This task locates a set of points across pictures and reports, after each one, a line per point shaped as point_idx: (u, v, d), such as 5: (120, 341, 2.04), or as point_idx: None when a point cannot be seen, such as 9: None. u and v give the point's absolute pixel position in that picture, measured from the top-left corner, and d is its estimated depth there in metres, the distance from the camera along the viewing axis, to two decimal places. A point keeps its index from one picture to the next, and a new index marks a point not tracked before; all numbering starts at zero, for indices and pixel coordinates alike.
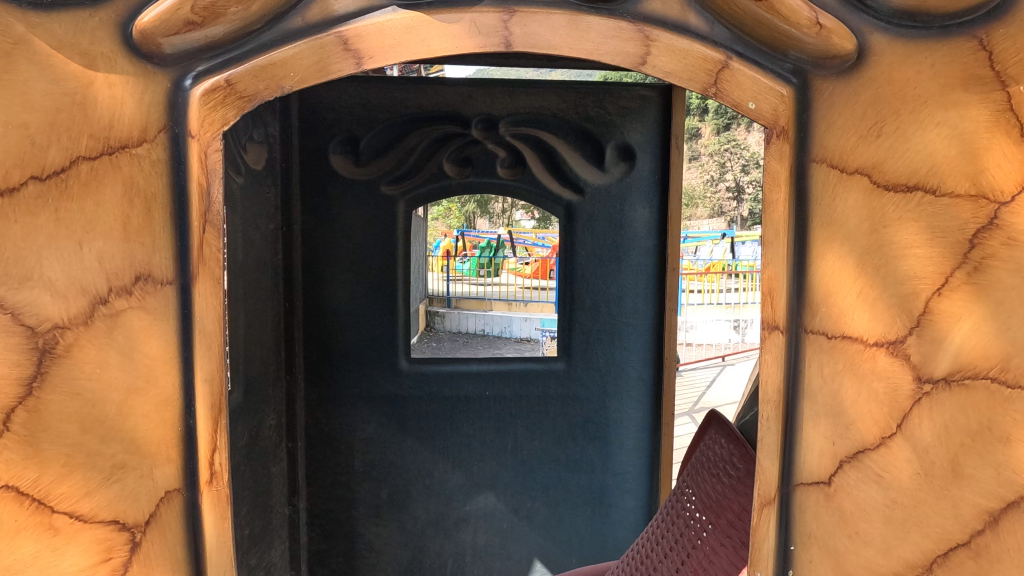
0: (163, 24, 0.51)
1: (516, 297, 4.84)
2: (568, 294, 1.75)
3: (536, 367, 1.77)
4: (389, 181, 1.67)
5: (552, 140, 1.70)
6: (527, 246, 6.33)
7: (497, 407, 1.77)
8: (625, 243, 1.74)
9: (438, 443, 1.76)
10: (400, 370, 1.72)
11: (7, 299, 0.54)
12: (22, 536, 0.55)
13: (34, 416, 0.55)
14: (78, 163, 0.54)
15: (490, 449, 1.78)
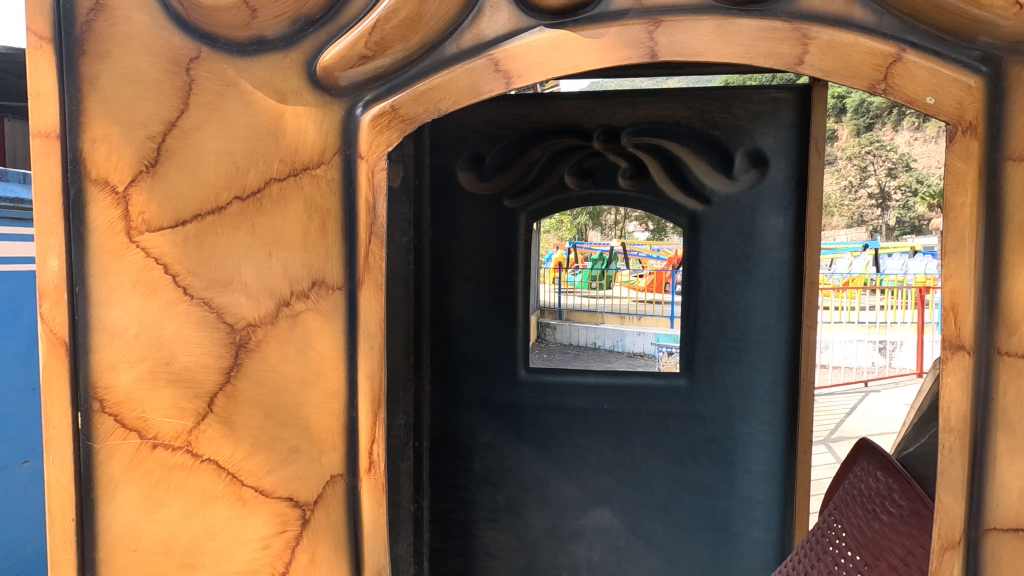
0: (342, 60, 0.58)
1: (629, 311, 4.72)
2: (690, 307, 1.69)
3: (656, 382, 1.72)
4: (512, 195, 1.73)
5: (675, 149, 1.66)
6: (641, 258, 6.18)
7: (614, 421, 1.74)
8: (755, 255, 1.64)
9: (554, 453, 1.77)
10: (518, 379, 1.76)
11: (214, 300, 0.64)
12: (219, 503, 0.66)
13: (230, 401, 0.65)
14: (270, 184, 0.62)
15: (607, 464, 1.75)
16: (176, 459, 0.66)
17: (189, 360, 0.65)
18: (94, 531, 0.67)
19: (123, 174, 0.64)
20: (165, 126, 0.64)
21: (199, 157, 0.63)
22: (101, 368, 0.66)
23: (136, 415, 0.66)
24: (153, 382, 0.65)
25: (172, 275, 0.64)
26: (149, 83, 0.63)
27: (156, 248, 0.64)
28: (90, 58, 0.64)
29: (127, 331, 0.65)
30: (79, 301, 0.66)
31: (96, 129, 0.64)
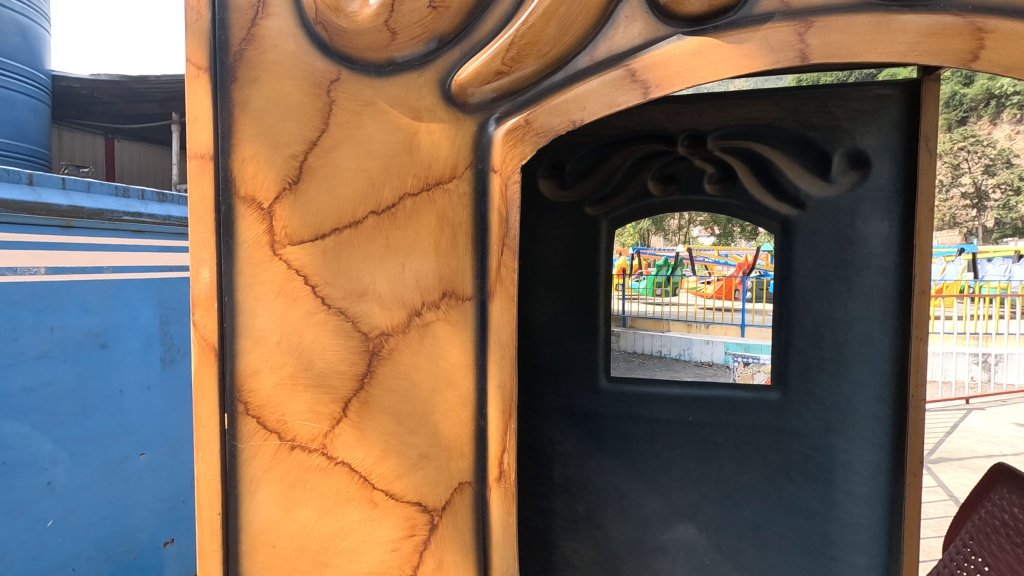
0: (477, 77, 0.60)
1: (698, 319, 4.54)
2: (784, 298, 1.33)
3: (744, 395, 1.40)
4: (593, 202, 1.43)
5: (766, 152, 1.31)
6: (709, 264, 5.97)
7: (697, 435, 1.44)
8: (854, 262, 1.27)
9: (636, 465, 1.48)
10: (598, 387, 1.48)
11: (350, 310, 0.67)
12: (351, 504, 0.68)
13: (364, 406, 0.67)
14: (404, 199, 0.65)
15: (690, 478, 1.44)
16: (312, 461, 0.69)
17: (325, 366, 0.68)
18: (237, 525, 0.71)
19: (268, 192, 0.69)
20: (307, 145, 0.67)
21: (338, 174, 0.67)
22: (246, 373, 0.70)
23: (276, 418, 0.70)
24: (292, 387, 0.69)
25: (311, 286, 0.68)
26: (293, 106, 0.67)
27: (297, 260, 0.68)
28: (241, 84, 0.68)
29: (270, 338, 0.70)
30: (227, 309, 0.71)
31: (245, 149, 0.69)
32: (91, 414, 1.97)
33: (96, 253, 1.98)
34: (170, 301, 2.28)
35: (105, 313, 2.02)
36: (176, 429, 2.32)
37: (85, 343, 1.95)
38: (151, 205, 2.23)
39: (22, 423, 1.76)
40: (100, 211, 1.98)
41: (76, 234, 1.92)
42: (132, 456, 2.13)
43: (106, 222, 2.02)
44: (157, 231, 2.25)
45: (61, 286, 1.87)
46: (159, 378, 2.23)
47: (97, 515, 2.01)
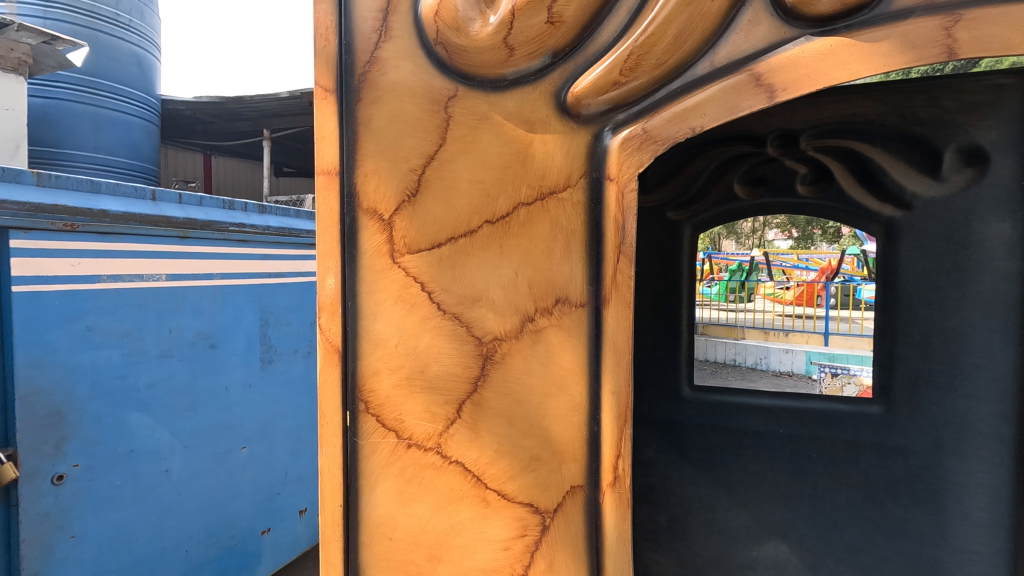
0: (594, 87, 0.61)
1: None
2: (886, 297, 1.08)
3: (839, 407, 1.18)
4: (672, 207, 1.25)
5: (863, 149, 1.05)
6: None
7: (787, 449, 1.23)
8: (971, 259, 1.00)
9: (718, 477, 1.28)
10: (678, 397, 1.31)
11: (464, 315, 0.70)
12: (464, 502, 0.71)
13: (477, 408, 0.70)
14: (518, 208, 0.67)
15: (779, 495, 1.23)
16: (427, 459, 0.72)
17: (440, 369, 0.71)
18: (357, 518, 0.76)
19: (389, 204, 0.73)
20: (425, 159, 0.71)
21: (454, 186, 0.70)
22: (367, 373, 0.75)
23: (394, 416, 0.74)
24: (409, 388, 0.73)
25: (427, 292, 0.72)
26: (413, 122, 0.71)
27: (414, 268, 0.72)
28: (364, 104, 0.73)
29: (389, 341, 0.74)
30: (350, 313, 0.76)
31: (367, 165, 0.74)
32: (202, 409, 2.15)
33: (207, 260, 2.16)
34: (268, 305, 2.45)
35: (215, 316, 2.20)
36: (272, 425, 2.48)
37: (197, 343, 2.13)
38: (252, 217, 2.37)
39: (146, 414, 1.95)
40: (210, 222, 2.15)
41: (192, 244, 2.10)
42: (235, 449, 2.30)
43: (217, 233, 2.19)
44: (259, 241, 2.40)
45: (179, 291, 2.05)
46: (258, 377, 2.40)
47: (206, 502, 2.18)
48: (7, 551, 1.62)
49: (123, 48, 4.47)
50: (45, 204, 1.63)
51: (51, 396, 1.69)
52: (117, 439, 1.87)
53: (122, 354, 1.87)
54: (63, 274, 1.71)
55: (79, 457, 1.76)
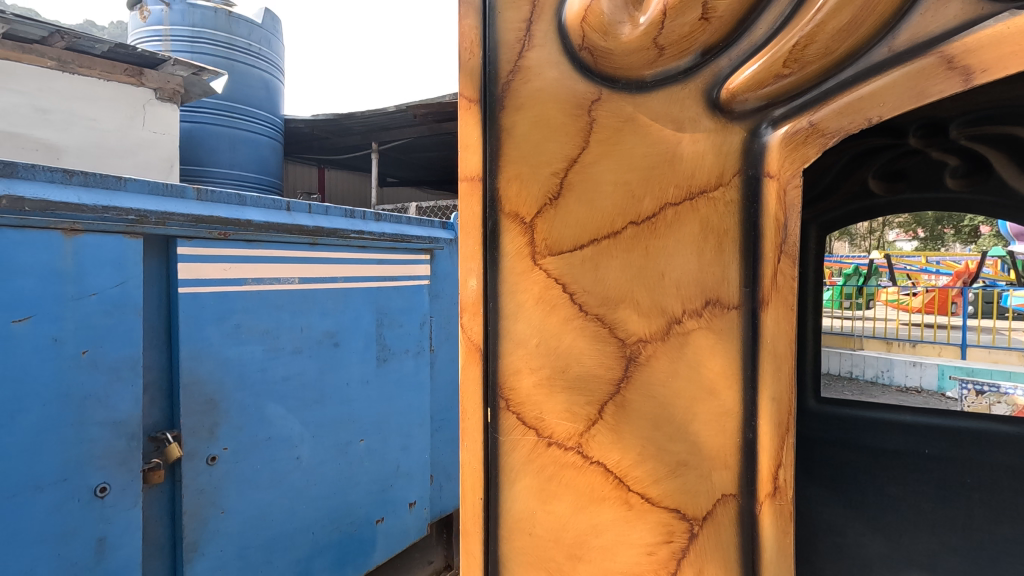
0: (751, 83, 0.59)
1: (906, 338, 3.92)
2: None
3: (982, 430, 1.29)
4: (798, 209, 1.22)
5: None
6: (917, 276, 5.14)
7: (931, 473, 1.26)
8: None
9: (852, 498, 1.23)
10: (805, 408, 1.39)
11: (607, 316, 0.70)
12: (606, 503, 0.71)
13: (619, 409, 0.70)
14: (665, 209, 0.66)
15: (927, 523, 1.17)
16: (568, 458, 0.73)
17: (582, 369, 0.72)
18: (497, 513, 0.79)
19: (531, 207, 0.75)
20: (567, 162, 0.72)
21: (598, 187, 0.70)
22: (508, 372, 0.78)
23: (534, 415, 0.76)
24: (550, 387, 0.74)
25: (569, 293, 0.73)
26: (556, 127, 0.73)
27: (556, 270, 0.73)
28: (508, 111, 0.76)
29: (530, 342, 0.76)
30: (491, 313, 0.79)
31: (510, 170, 0.76)
32: (327, 402, 2.33)
33: (332, 266, 2.34)
34: (384, 307, 2.61)
35: (338, 316, 2.37)
36: (386, 420, 2.63)
37: (323, 341, 2.31)
38: (370, 224, 2.53)
39: (281, 405, 2.14)
40: (336, 229, 2.32)
41: (319, 249, 2.28)
42: (354, 441, 2.46)
43: (341, 240, 2.37)
44: (376, 246, 2.56)
45: (309, 293, 2.24)
46: (374, 374, 2.56)
47: (329, 489, 2.35)
48: (171, 521, 1.85)
49: (253, 74, 4.96)
50: (203, 215, 1.86)
51: (208, 385, 1.90)
52: (258, 426, 2.06)
53: (262, 349, 2.07)
54: (216, 277, 1.92)
55: (228, 441, 1.97)
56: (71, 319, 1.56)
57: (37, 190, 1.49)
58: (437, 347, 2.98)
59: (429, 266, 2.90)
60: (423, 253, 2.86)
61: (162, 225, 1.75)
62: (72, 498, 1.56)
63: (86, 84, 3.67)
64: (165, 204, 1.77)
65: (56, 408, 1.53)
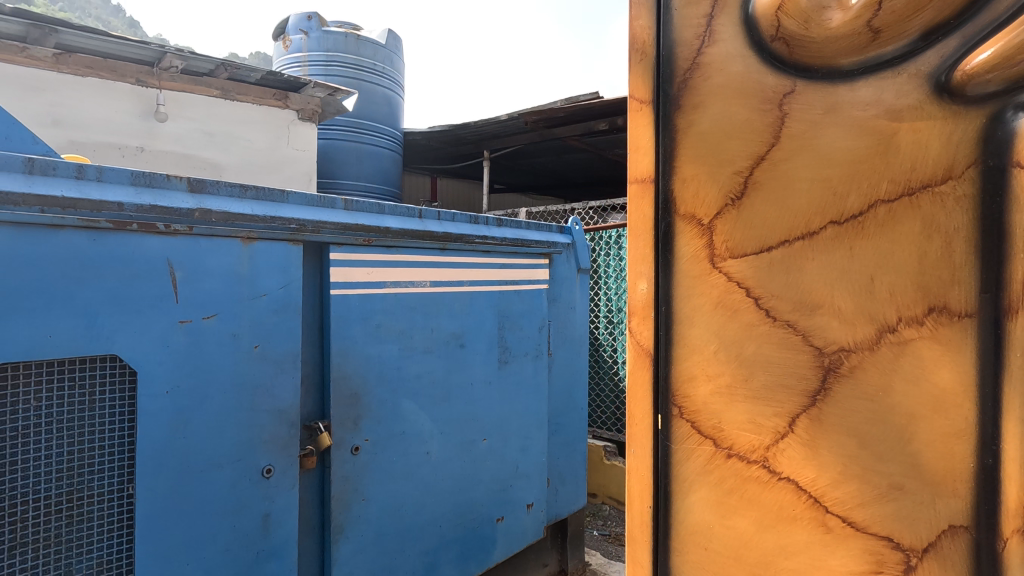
0: (995, 63, 0.53)
1: None
2: None
3: None
4: None
5: None
6: None
7: None
8: None
9: None
10: None
11: (801, 323, 0.65)
12: (797, 524, 0.66)
13: (815, 423, 0.65)
14: (876, 206, 0.60)
15: None
16: (752, 472, 0.69)
17: (769, 378, 0.68)
18: (669, 522, 0.77)
19: (709, 208, 0.72)
20: (753, 160, 0.69)
21: (790, 185, 0.66)
22: (683, 379, 0.75)
23: (712, 424, 0.73)
24: (730, 396, 0.71)
25: (753, 298, 0.69)
26: (741, 124, 0.69)
27: (738, 273, 0.70)
28: (685, 111, 0.74)
29: (708, 348, 0.73)
30: (662, 318, 0.77)
31: (686, 171, 0.74)
32: (453, 401, 2.42)
33: (459, 270, 2.43)
34: (505, 310, 2.66)
35: (464, 318, 2.46)
36: (507, 421, 2.68)
37: (451, 342, 2.41)
38: (492, 229, 2.61)
39: (413, 402, 2.26)
40: (463, 235, 2.42)
41: (448, 254, 2.39)
42: (477, 440, 2.54)
43: (467, 245, 2.46)
44: (499, 251, 2.62)
45: (438, 296, 2.35)
46: (496, 376, 2.62)
47: (455, 485, 2.44)
48: (320, 504, 2.03)
49: (377, 91, 5.31)
50: (349, 223, 2.02)
51: (352, 380, 2.06)
52: (394, 421, 2.19)
53: (398, 348, 2.20)
54: (360, 281, 2.08)
55: (369, 433, 2.11)
56: (246, 316, 1.75)
57: (221, 204, 1.70)
58: (554, 351, 2.99)
59: (547, 270, 2.92)
60: (542, 257, 2.88)
61: (317, 233, 1.92)
62: (245, 476, 1.76)
63: (242, 109, 4.14)
64: (319, 214, 1.95)
65: (234, 395, 1.73)
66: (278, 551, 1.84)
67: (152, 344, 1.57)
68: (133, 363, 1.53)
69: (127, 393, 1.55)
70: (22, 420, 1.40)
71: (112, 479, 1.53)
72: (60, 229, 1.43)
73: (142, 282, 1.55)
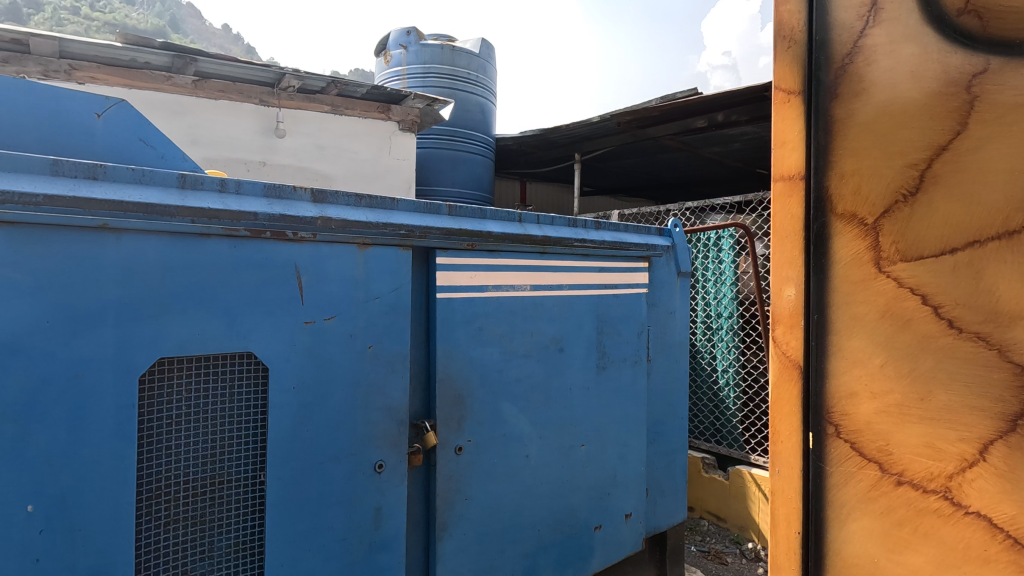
0: None
1: None
2: None
3: None
4: None
5: None
6: None
7: None
8: None
9: None
10: None
11: (994, 337, 0.65)
12: (990, 564, 0.66)
13: (1013, 452, 0.64)
14: None
15: None
16: (930, 502, 0.70)
17: (949, 398, 0.68)
18: (823, 547, 0.80)
19: (874, 208, 0.74)
20: (932, 152, 0.69)
21: (980, 180, 0.66)
22: (841, 395, 0.77)
23: (878, 447, 0.74)
24: (900, 415, 0.72)
25: (928, 305, 0.69)
26: (920, 109, 0.70)
27: (910, 279, 0.70)
28: (846, 101, 0.77)
29: (872, 362, 0.74)
30: (812, 326, 0.80)
31: (846, 166, 0.77)
32: (552, 405, 2.41)
33: (559, 274, 2.42)
34: (604, 314, 2.61)
35: (563, 323, 2.44)
36: (606, 428, 2.63)
37: (550, 347, 2.40)
38: (591, 232, 2.57)
39: (514, 405, 2.28)
40: (562, 238, 2.40)
41: (548, 258, 2.38)
42: (576, 446, 2.51)
43: (567, 248, 2.44)
44: (598, 254, 2.58)
45: (538, 300, 2.35)
46: (594, 381, 2.57)
47: (553, 490, 2.42)
48: (426, 501, 2.09)
49: (471, 99, 5.44)
50: (454, 228, 2.07)
51: (456, 381, 2.11)
52: (495, 424, 2.22)
53: (499, 351, 2.23)
54: (464, 284, 2.13)
55: (472, 434, 2.15)
56: (361, 318, 1.85)
57: (340, 212, 1.80)
58: (654, 357, 2.90)
59: (647, 274, 2.83)
60: (642, 261, 2.80)
61: (424, 238, 1.99)
62: (360, 470, 1.85)
63: (350, 123, 4.42)
64: (426, 220, 2.02)
65: (351, 392, 1.83)
66: (388, 543, 1.91)
67: (282, 343, 1.70)
68: (266, 360, 1.67)
69: (260, 388, 1.68)
70: (176, 409, 1.56)
71: (247, 467, 1.67)
72: (205, 237, 1.58)
73: (272, 285, 1.68)
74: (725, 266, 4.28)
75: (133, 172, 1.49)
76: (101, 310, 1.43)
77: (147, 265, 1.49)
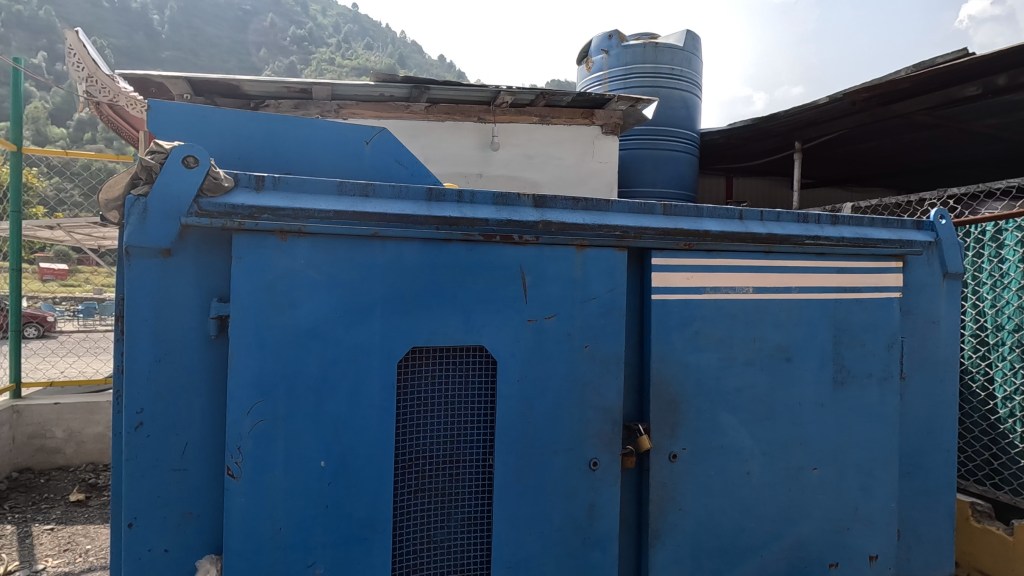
0: None
1: None
2: None
3: None
4: None
5: None
6: None
7: None
8: None
9: None
10: None
11: None
12: None
13: None
14: None
15: None
16: None
17: None
18: None
19: None
20: None
21: None
22: None
23: None
24: None
25: None
26: None
27: None
28: None
29: None
30: None
31: None
32: (779, 421, 2.18)
33: (787, 276, 2.19)
34: (843, 322, 2.28)
35: (792, 329, 2.20)
36: (845, 452, 2.29)
37: (776, 356, 2.18)
38: (826, 228, 2.27)
39: (734, 416, 2.12)
40: (791, 236, 2.17)
41: (774, 258, 2.17)
42: (807, 468, 2.23)
43: (797, 247, 2.19)
44: (836, 253, 2.26)
45: (762, 304, 2.16)
46: (830, 398, 2.26)
47: (779, 514, 2.19)
48: (638, 506, 2.07)
49: (675, 95, 5.24)
50: (670, 228, 2.00)
51: (672, 386, 2.04)
52: (713, 434, 2.09)
53: (718, 358, 2.10)
54: (680, 286, 2.05)
55: (687, 442, 2.06)
56: (579, 317, 1.90)
57: (559, 216, 1.89)
58: (908, 375, 2.44)
59: (900, 276, 2.39)
60: (893, 259, 2.37)
61: (639, 239, 1.97)
62: (576, 465, 1.90)
63: (555, 131, 4.61)
64: (641, 221, 1.99)
65: (569, 389, 1.89)
66: (601, 542, 1.93)
67: (508, 339, 1.83)
68: (494, 353, 1.82)
69: (489, 377, 1.85)
70: (425, 392, 1.82)
71: (479, 448, 1.85)
72: (447, 242, 1.78)
73: (502, 285, 1.83)
74: (1009, 266, 3.42)
75: (394, 189, 1.77)
76: (371, 305, 1.70)
77: (404, 267, 1.74)
